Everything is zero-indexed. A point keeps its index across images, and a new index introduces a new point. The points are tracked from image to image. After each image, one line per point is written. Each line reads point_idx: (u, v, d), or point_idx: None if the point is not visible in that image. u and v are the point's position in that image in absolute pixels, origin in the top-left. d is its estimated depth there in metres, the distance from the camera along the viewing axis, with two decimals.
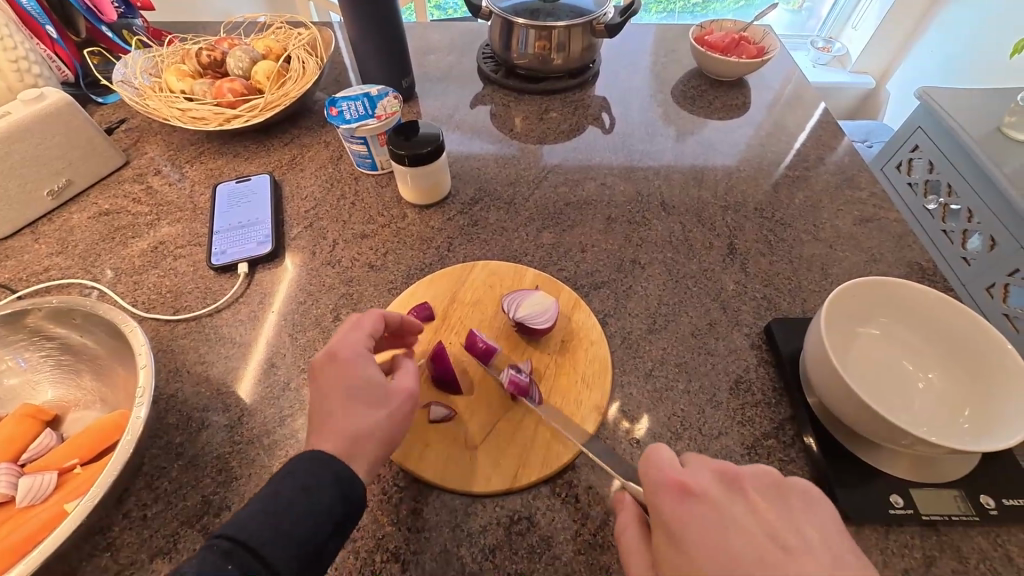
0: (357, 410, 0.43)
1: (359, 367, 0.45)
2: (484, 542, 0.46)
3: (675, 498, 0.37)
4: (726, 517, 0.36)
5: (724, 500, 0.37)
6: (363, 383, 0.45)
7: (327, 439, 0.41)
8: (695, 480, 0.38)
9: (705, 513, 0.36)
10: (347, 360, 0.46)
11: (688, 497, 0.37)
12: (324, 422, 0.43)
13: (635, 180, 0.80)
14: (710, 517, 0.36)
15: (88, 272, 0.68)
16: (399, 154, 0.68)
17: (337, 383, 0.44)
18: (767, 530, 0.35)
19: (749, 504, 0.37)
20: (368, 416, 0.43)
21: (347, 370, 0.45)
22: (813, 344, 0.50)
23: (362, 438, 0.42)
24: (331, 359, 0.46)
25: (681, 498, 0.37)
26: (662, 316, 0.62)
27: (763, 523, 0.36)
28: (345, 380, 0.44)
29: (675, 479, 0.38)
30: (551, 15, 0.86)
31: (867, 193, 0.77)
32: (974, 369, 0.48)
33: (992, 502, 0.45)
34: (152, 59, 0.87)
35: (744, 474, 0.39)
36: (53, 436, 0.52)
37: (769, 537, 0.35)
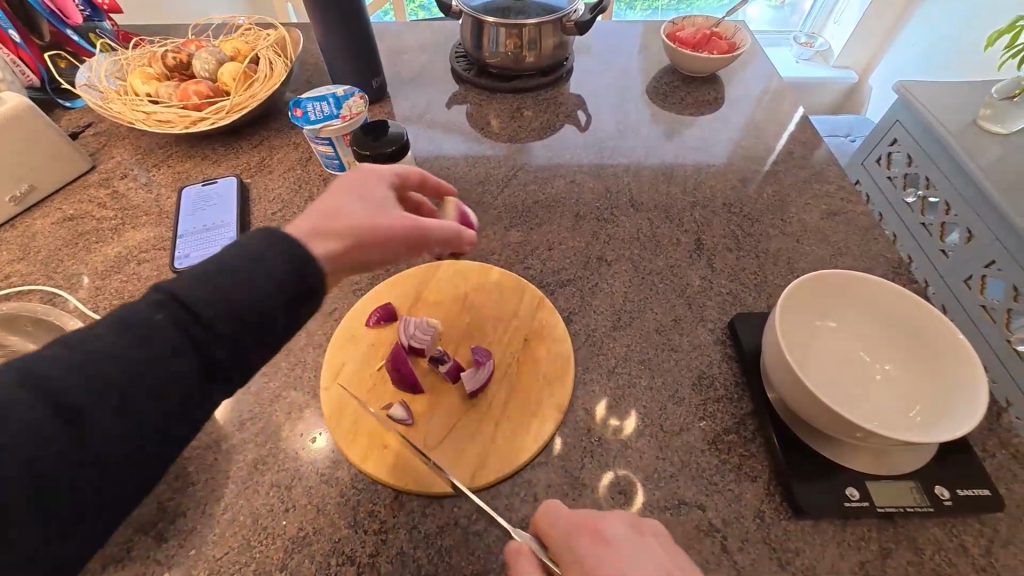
0: (362, 208, 0.47)
1: (374, 188, 0.50)
2: (441, 542, 0.46)
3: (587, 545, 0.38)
4: (631, 558, 0.36)
5: (627, 540, 0.38)
6: (376, 197, 0.49)
7: (315, 216, 0.45)
8: (605, 525, 0.39)
9: (610, 556, 0.37)
10: (370, 179, 0.50)
11: (596, 539, 0.38)
12: (327, 205, 0.46)
13: (605, 177, 0.80)
14: (617, 560, 0.36)
15: (51, 278, 0.67)
16: (363, 154, 0.67)
17: (350, 186, 0.49)
18: (659, 563, 0.36)
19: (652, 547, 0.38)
20: (362, 211, 0.46)
21: (370, 187, 0.49)
22: (769, 340, 0.50)
23: (340, 222, 0.45)
24: (362, 173, 0.51)
25: (589, 540, 0.38)
26: (627, 313, 0.62)
27: (658, 557, 0.37)
28: (359, 189, 0.49)
29: (586, 522, 0.39)
30: (522, 13, 0.86)
31: (835, 187, 0.77)
32: (928, 362, 0.48)
33: (947, 493, 0.45)
34: (117, 63, 0.86)
35: (646, 518, 0.41)
36: None
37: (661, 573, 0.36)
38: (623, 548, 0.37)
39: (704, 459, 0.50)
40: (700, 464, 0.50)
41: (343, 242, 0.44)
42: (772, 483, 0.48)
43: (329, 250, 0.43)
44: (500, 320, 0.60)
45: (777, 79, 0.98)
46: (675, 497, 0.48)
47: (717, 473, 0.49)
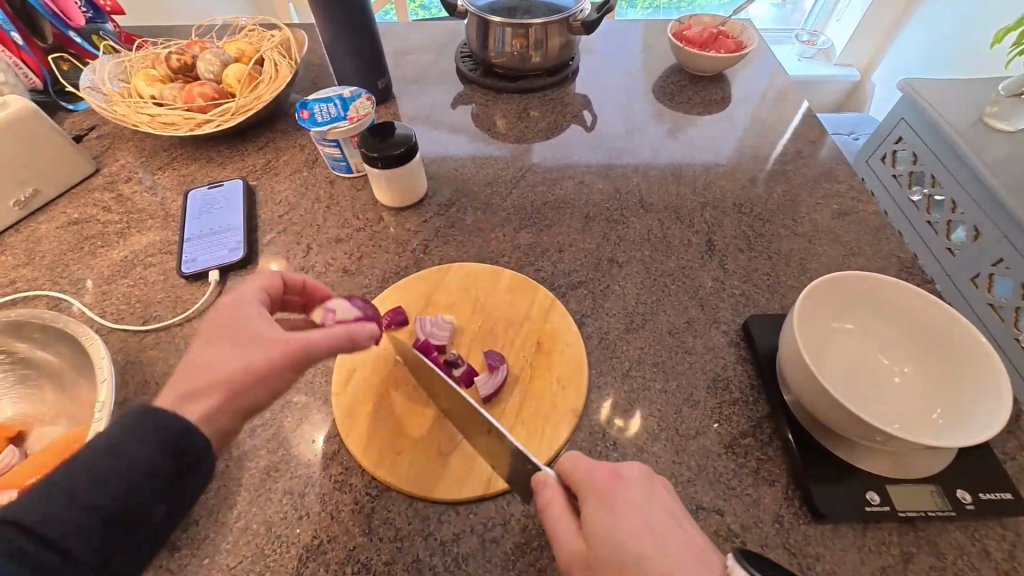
0: (225, 348, 0.40)
1: (239, 313, 0.43)
2: (458, 550, 0.45)
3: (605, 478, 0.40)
4: (646, 501, 0.38)
5: (643, 484, 0.40)
6: (241, 324, 0.42)
7: (178, 380, 0.39)
8: (624, 469, 0.40)
9: (629, 493, 0.38)
10: (231, 306, 0.44)
11: (616, 479, 0.39)
12: (189, 360, 0.40)
13: (614, 177, 0.79)
14: (635, 497, 0.38)
15: (57, 283, 0.67)
16: (371, 156, 0.67)
17: (211, 324, 0.42)
18: (669, 507, 0.38)
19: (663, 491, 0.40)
20: (227, 351, 0.40)
21: (239, 314, 0.43)
22: (787, 340, 0.49)
23: (207, 375, 0.39)
24: (228, 302, 0.44)
25: (609, 480, 0.39)
26: (639, 315, 0.61)
27: (668, 503, 0.39)
28: (220, 323, 0.42)
29: (609, 466, 0.41)
30: (528, 12, 0.85)
31: (845, 186, 0.76)
32: (947, 365, 0.48)
33: (968, 497, 0.45)
34: (120, 65, 0.85)
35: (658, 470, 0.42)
36: (16, 453, 0.51)
37: (672, 515, 0.37)
38: (640, 491, 0.39)
39: (721, 463, 0.50)
40: (717, 469, 0.49)
41: (211, 399, 0.38)
42: (791, 487, 0.48)
43: (203, 412, 0.38)
44: (512, 324, 0.59)
45: (784, 77, 0.97)
46: (692, 502, 0.48)
47: (735, 478, 0.49)
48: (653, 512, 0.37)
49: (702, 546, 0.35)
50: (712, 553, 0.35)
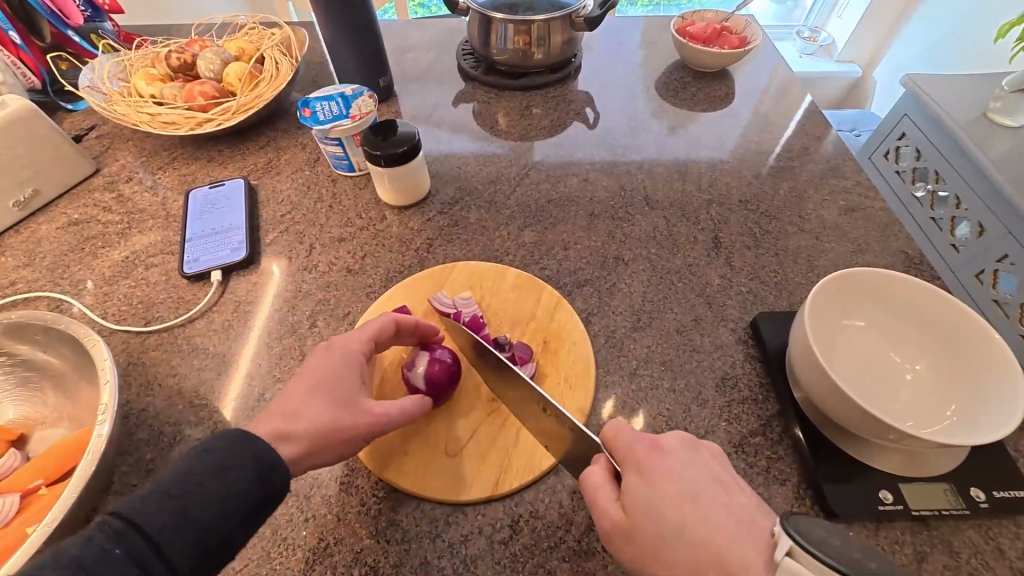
0: (318, 403, 0.43)
1: (342, 366, 0.45)
2: (466, 551, 0.45)
3: (645, 451, 0.39)
4: (688, 469, 0.39)
5: (684, 453, 0.40)
6: (338, 380, 0.44)
7: (270, 420, 0.41)
8: (665, 439, 0.41)
9: (671, 464, 0.39)
10: (338, 354, 0.46)
11: (656, 449, 0.40)
12: (285, 402, 0.43)
13: (618, 175, 0.78)
14: (676, 467, 0.39)
15: (57, 284, 0.66)
16: (374, 154, 0.66)
17: (314, 369, 0.45)
18: (713, 474, 0.39)
19: (705, 459, 0.40)
20: (321, 407, 0.42)
21: (332, 365, 0.45)
22: (797, 336, 0.49)
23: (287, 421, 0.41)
24: (328, 348, 0.47)
25: (649, 450, 0.40)
26: (646, 313, 0.61)
27: (710, 469, 0.39)
28: (323, 371, 0.45)
29: (647, 435, 0.41)
30: (531, 9, 0.84)
31: (852, 182, 0.76)
32: (960, 361, 0.47)
33: (982, 495, 0.44)
34: (120, 64, 0.85)
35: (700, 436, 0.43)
36: (18, 456, 0.50)
37: (715, 482, 0.38)
38: (681, 460, 0.39)
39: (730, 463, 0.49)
40: None
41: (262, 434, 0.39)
42: (802, 486, 0.47)
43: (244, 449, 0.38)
44: (518, 323, 0.59)
45: (788, 73, 0.97)
46: None
47: (745, 477, 0.48)
48: (696, 482, 0.38)
49: (749, 510, 0.36)
50: (760, 517, 0.36)
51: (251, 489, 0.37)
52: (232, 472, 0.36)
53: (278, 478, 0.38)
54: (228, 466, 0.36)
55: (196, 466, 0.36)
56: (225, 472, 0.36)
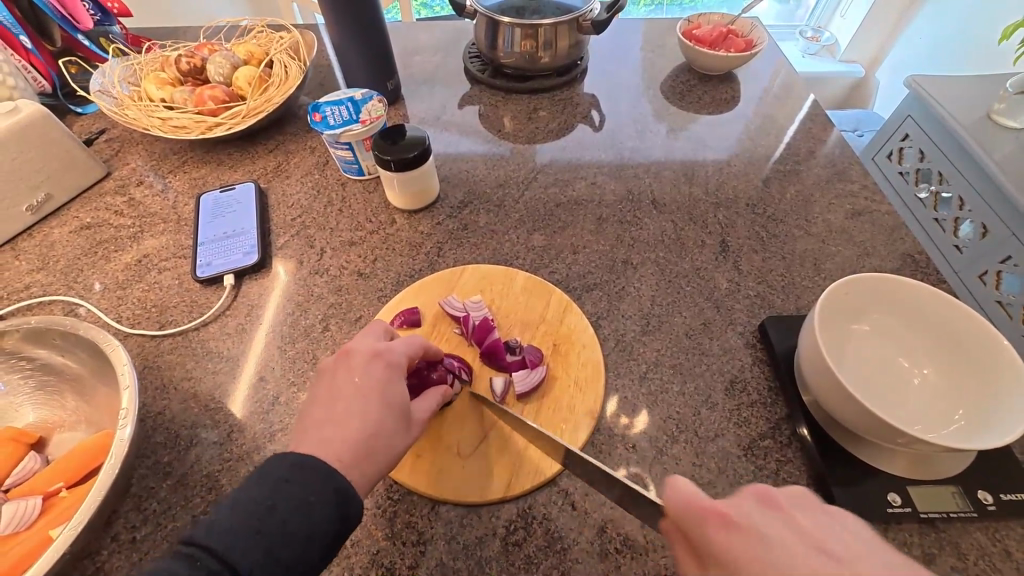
0: (386, 421, 0.43)
1: (396, 376, 0.45)
2: (481, 553, 0.45)
3: (715, 533, 0.30)
4: (776, 547, 0.28)
5: (763, 522, 0.30)
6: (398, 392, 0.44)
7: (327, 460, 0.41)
8: (732, 508, 0.31)
9: (747, 543, 0.29)
10: (390, 365, 0.45)
11: (724, 527, 0.30)
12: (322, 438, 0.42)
13: (626, 178, 0.79)
14: (758, 550, 0.29)
15: (72, 288, 0.67)
16: (384, 158, 0.66)
17: (372, 381, 0.44)
18: (821, 548, 0.28)
19: (805, 527, 0.29)
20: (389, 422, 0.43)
21: (385, 373, 0.45)
22: (807, 341, 0.49)
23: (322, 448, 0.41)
24: (374, 356, 0.46)
25: (718, 530, 0.30)
26: (655, 316, 0.61)
27: (807, 537, 0.29)
28: (380, 382, 0.44)
29: (707, 505, 0.32)
30: (537, 12, 0.85)
31: (858, 186, 0.76)
32: (968, 366, 0.48)
33: (990, 498, 0.45)
34: (130, 68, 0.85)
35: (780, 488, 0.32)
36: (37, 459, 0.51)
37: (819, 557, 0.27)
38: (762, 533, 0.29)
39: (740, 466, 0.50)
40: (737, 471, 0.50)
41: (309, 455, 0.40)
42: (811, 488, 0.48)
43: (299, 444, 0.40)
44: (528, 326, 0.59)
45: (792, 75, 0.97)
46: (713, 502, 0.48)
47: (754, 480, 0.49)
48: (788, 560, 0.27)
49: None
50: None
51: (331, 525, 0.37)
52: (316, 508, 0.37)
53: (353, 510, 0.39)
54: (309, 502, 0.37)
55: (277, 499, 0.37)
56: (306, 509, 0.37)
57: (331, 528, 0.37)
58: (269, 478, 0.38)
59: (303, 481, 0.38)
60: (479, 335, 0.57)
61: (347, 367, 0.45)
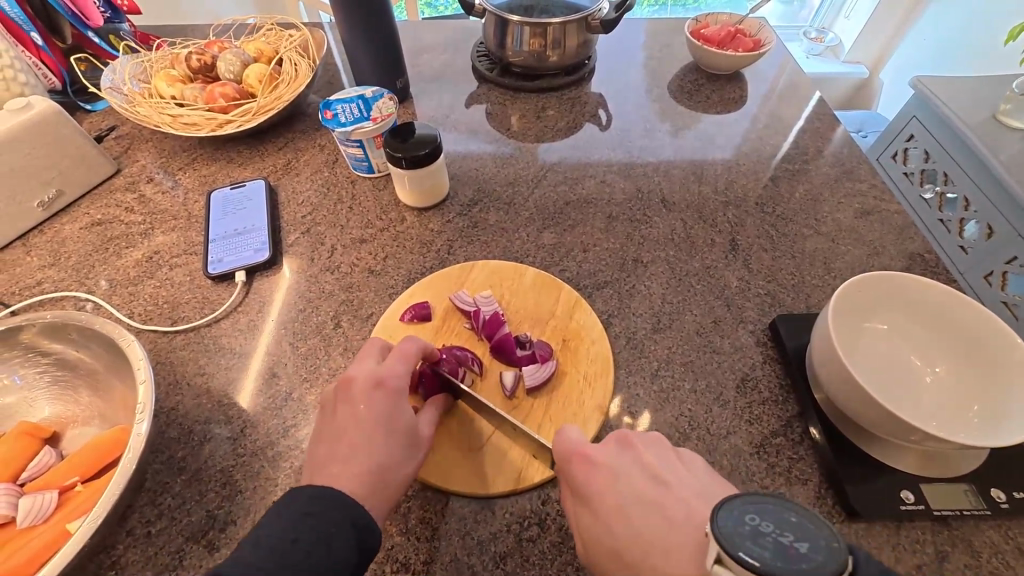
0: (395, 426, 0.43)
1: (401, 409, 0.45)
2: (495, 549, 0.45)
3: (581, 468, 0.42)
4: (622, 476, 0.40)
5: (617, 459, 0.42)
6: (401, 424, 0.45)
7: None
8: (595, 450, 0.42)
9: (602, 475, 0.41)
10: (391, 394, 0.45)
11: (589, 464, 0.42)
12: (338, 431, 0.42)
13: (635, 177, 0.79)
14: (608, 478, 0.41)
15: (83, 284, 0.67)
16: (395, 156, 0.67)
17: (377, 414, 0.44)
18: (649, 474, 0.40)
19: (641, 460, 0.42)
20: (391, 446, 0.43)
21: (390, 404, 0.45)
22: (819, 338, 0.50)
23: None
24: (376, 387, 0.45)
25: (584, 466, 0.42)
26: (666, 315, 0.62)
27: (644, 468, 0.41)
28: (386, 416, 0.44)
29: (582, 449, 0.43)
30: (546, 11, 0.85)
31: (867, 185, 0.76)
32: (981, 365, 0.48)
33: (1002, 495, 0.45)
34: (140, 65, 0.85)
35: (633, 433, 0.44)
36: (52, 453, 0.51)
37: (649, 481, 0.40)
38: (616, 471, 0.41)
39: (752, 463, 0.50)
40: (749, 468, 0.50)
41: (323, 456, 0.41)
42: (824, 486, 0.48)
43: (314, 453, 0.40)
44: (538, 322, 0.60)
45: (801, 75, 0.97)
46: None
47: (767, 477, 0.49)
48: (628, 487, 0.40)
49: (685, 506, 0.37)
50: (695, 505, 0.37)
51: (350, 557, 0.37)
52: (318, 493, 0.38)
53: (371, 541, 0.39)
54: (331, 534, 0.37)
55: (301, 532, 0.37)
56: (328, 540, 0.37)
57: (349, 561, 0.37)
58: (291, 512, 0.38)
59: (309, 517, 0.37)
60: (489, 330, 0.57)
61: (350, 396, 0.45)
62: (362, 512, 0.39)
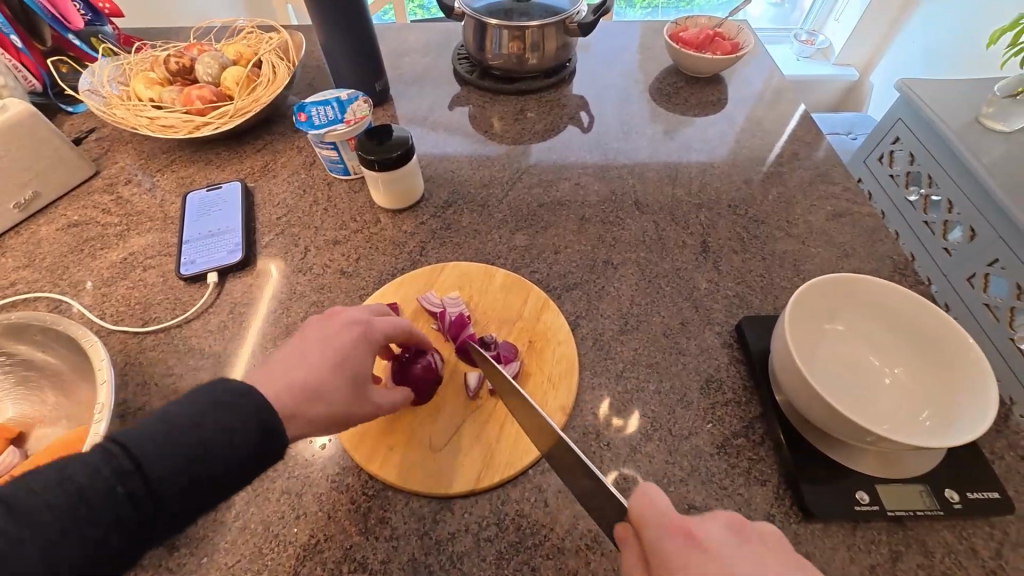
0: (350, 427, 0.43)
1: (365, 347, 0.45)
2: (453, 549, 0.46)
3: (678, 550, 0.32)
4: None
5: (730, 549, 0.32)
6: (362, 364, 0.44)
7: None
8: (700, 529, 0.32)
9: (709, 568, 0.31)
10: (359, 329, 0.45)
11: (689, 546, 0.32)
12: None
13: (610, 179, 0.80)
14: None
15: (57, 285, 0.67)
16: (368, 159, 0.67)
17: (340, 341, 0.44)
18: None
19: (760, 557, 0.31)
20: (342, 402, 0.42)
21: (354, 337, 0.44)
22: (778, 340, 0.50)
23: None
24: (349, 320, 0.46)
25: (681, 549, 0.32)
26: (634, 316, 0.62)
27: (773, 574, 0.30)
28: (348, 348, 0.44)
29: (675, 524, 0.33)
30: (525, 14, 0.85)
31: (840, 188, 0.77)
32: (937, 365, 0.48)
33: (956, 496, 0.45)
34: (120, 68, 0.86)
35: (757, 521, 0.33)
36: (16, 453, 0.51)
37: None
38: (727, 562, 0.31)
39: (713, 463, 0.50)
40: (709, 469, 0.50)
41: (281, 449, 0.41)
42: (782, 486, 0.48)
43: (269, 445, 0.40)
44: (505, 322, 0.60)
45: (779, 78, 0.98)
46: (684, 501, 0.48)
47: (726, 477, 0.49)
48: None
49: None
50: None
51: (251, 458, 0.37)
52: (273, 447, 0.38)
53: (280, 450, 0.38)
54: (237, 429, 0.36)
55: (207, 419, 0.36)
56: (234, 433, 0.36)
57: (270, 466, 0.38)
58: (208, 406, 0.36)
59: None
60: (455, 331, 0.58)
61: (322, 333, 0.45)
62: None
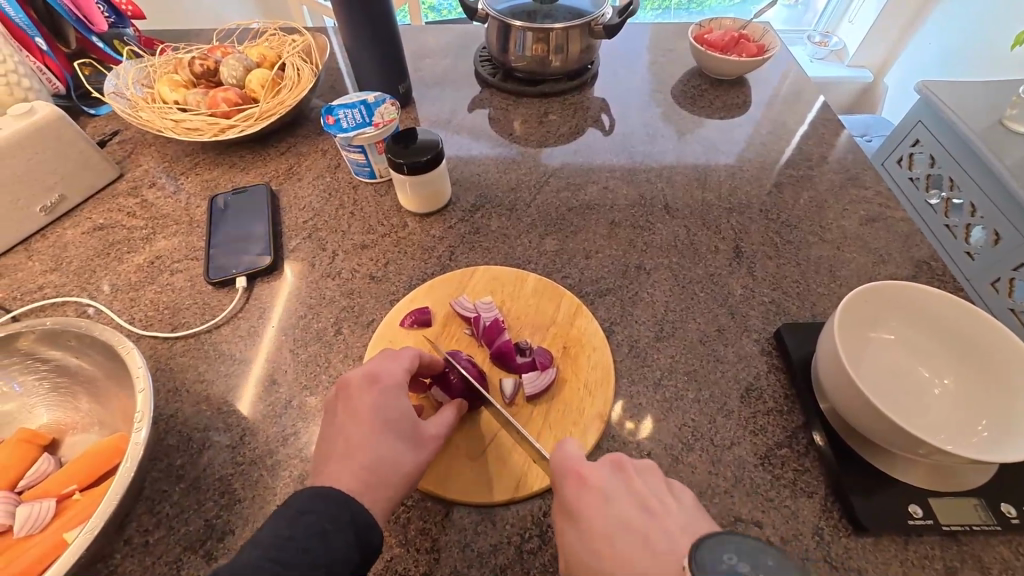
0: (394, 443, 0.43)
1: (393, 397, 0.45)
2: (495, 561, 0.45)
3: (572, 488, 0.41)
4: (612, 500, 0.39)
5: (609, 483, 0.41)
6: (398, 414, 0.44)
7: (348, 470, 0.41)
8: (587, 468, 0.42)
9: (591, 496, 0.40)
10: (385, 388, 0.45)
11: (579, 484, 0.41)
12: (348, 450, 0.42)
13: (638, 182, 0.79)
14: (597, 500, 0.39)
15: (84, 289, 0.67)
16: (397, 162, 0.66)
17: (371, 408, 0.44)
18: (638, 500, 0.39)
19: (633, 486, 0.40)
20: (402, 454, 0.43)
21: (382, 399, 0.44)
22: (824, 349, 0.49)
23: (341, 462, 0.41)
24: (369, 382, 0.45)
25: (577, 487, 0.41)
26: (669, 322, 0.61)
27: (636, 495, 0.40)
28: (379, 409, 0.44)
29: (574, 470, 0.42)
30: (549, 16, 0.84)
31: (873, 192, 0.75)
32: (990, 375, 0.47)
33: (1013, 510, 0.44)
34: (144, 70, 0.86)
35: (631, 458, 0.43)
36: (51, 461, 0.51)
37: (636, 508, 0.38)
38: (605, 492, 0.40)
39: (757, 474, 0.49)
40: (753, 480, 0.49)
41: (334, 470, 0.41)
42: (830, 499, 0.47)
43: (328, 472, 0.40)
44: (539, 328, 0.59)
45: (804, 80, 0.97)
46: (730, 513, 0.47)
47: (771, 489, 0.48)
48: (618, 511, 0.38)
49: (667, 536, 0.36)
50: (678, 538, 0.36)
51: (347, 554, 0.37)
52: (327, 536, 0.36)
53: (373, 537, 0.39)
54: (323, 531, 0.37)
55: (297, 530, 0.36)
56: (326, 535, 0.36)
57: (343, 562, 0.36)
58: (289, 510, 0.37)
59: (300, 537, 0.36)
60: (489, 337, 0.57)
61: (351, 402, 0.44)
62: (368, 519, 0.39)
